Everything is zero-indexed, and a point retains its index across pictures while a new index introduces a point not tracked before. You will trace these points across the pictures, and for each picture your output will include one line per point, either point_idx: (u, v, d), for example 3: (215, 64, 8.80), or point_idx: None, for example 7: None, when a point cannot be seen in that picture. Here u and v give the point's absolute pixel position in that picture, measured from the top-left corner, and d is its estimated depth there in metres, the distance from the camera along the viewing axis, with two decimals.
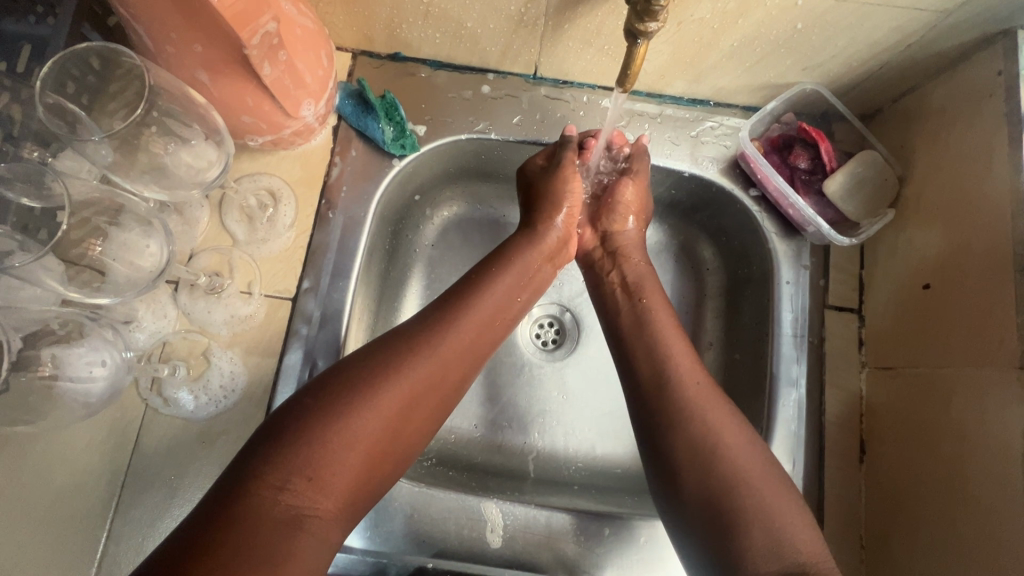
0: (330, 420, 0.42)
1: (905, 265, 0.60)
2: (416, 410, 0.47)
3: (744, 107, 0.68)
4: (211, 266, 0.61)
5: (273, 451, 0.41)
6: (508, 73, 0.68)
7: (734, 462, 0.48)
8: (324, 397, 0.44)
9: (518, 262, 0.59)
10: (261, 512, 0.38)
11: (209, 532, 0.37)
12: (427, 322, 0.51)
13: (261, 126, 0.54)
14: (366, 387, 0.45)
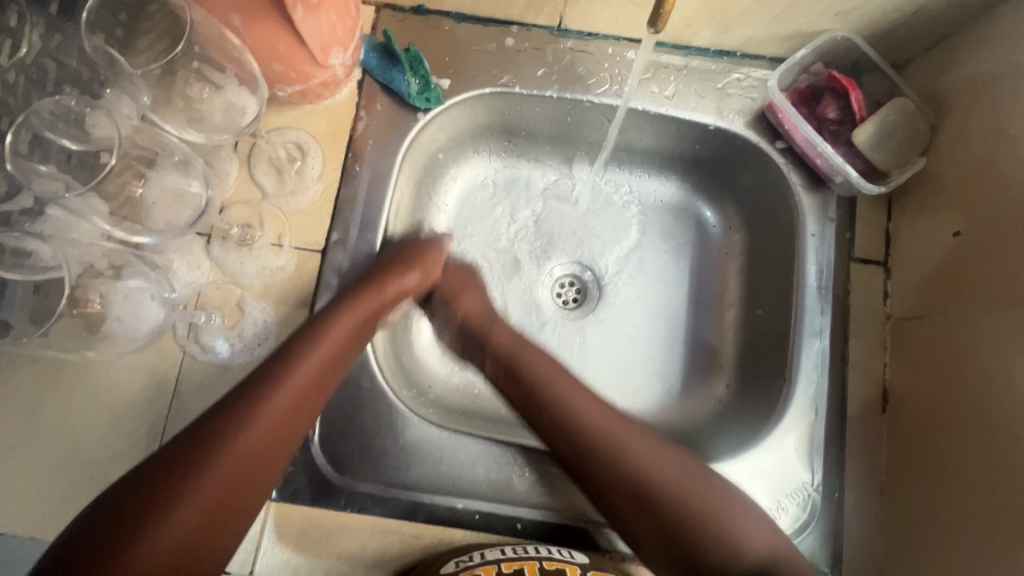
0: (221, 461, 0.43)
1: (936, 214, 0.59)
2: (286, 436, 0.48)
3: (771, 58, 0.67)
4: (243, 218, 0.63)
5: (172, 465, 0.42)
6: (532, 26, 0.68)
7: (653, 485, 0.50)
8: (191, 440, 0.44)
9: (368, 311, 0.58)
10: (177, 522, 0.40)
11: (125, 550, 0.38)
12: (297, 348, 0.52)
13: (290, 75, 0.55)
14: (272, 404, 0.47)
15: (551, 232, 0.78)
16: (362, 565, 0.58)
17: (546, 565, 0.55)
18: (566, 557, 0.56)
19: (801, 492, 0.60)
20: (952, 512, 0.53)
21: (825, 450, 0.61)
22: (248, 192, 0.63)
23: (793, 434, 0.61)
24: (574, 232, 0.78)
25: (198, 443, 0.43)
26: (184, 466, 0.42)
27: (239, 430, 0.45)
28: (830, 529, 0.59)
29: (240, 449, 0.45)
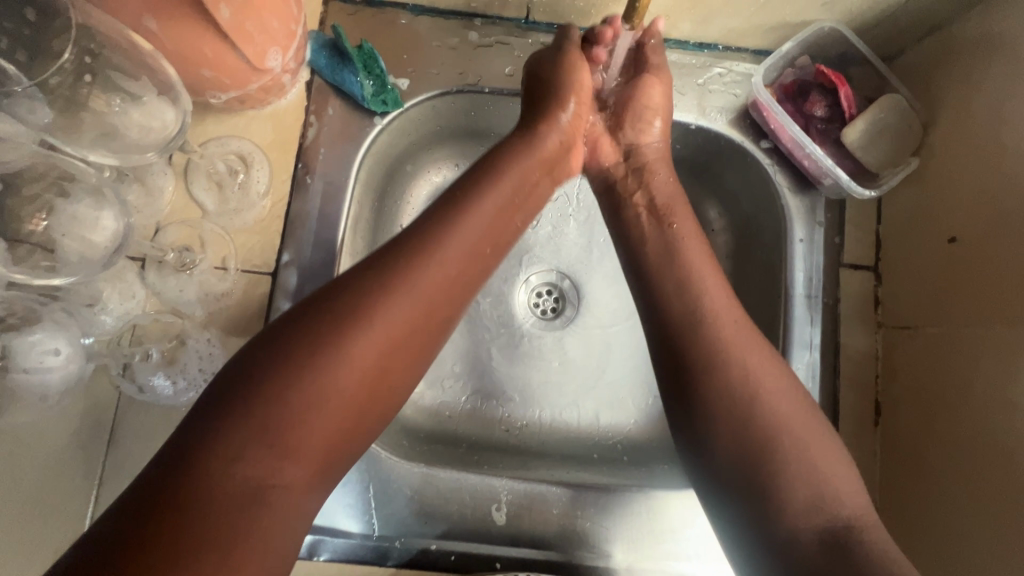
0: (392, 297, 0.41)
1: (934, 218, 0.55)
2: (401, 356, 0.42)
3: (754, 52, 0.63)
4: (180, 240, 0.56)
5: (385, 277, 0.42)
6: (496, 19, 0.62)
7: (776, 410, 0.43)
8: (288, 344, 0.38)
9: (517, 169, 0.52)
10: (374, 333, 0.40)
11: (327, 344, 0.38)
12: (402, 255, 0.43)
13: (223, 81, 0.49)
14: (447, 257, 0.44)
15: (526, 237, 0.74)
16: None
17: None
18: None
19: None
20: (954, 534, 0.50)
21: None
22: (186, 211, 0.57)
23: None
24: (550, 239, 0.74)
25: (411, 251, 0.43)
26: (394, 272, 0.42)
27: (433, 249, 0.44)
28: None
29: (441, 274, 0.44)
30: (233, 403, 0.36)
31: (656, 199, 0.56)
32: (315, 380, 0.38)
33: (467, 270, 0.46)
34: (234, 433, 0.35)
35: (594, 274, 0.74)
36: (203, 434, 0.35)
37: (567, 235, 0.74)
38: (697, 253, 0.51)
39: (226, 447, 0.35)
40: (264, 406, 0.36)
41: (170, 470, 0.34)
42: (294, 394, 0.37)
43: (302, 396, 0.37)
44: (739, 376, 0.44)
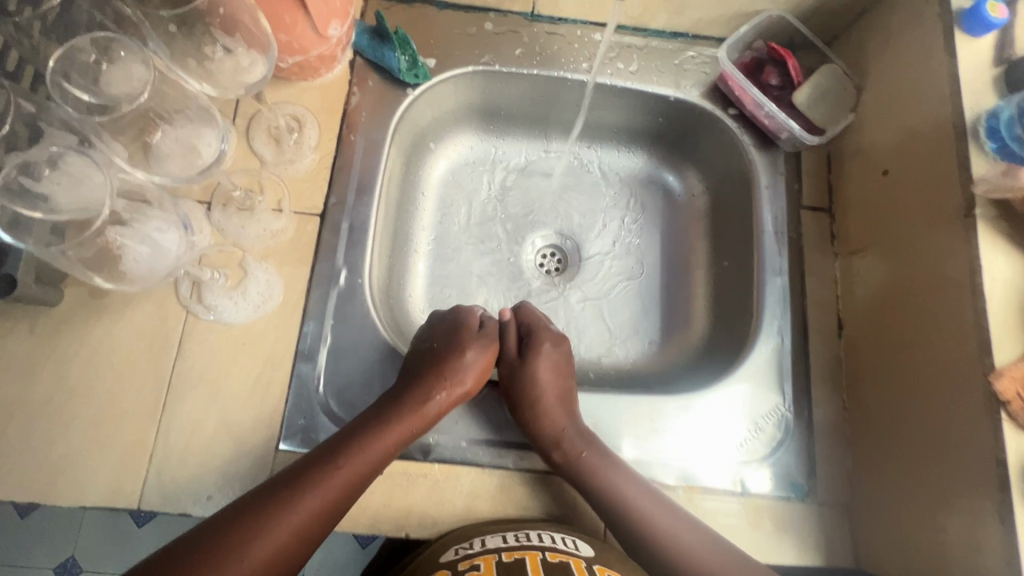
0: (341, 474, 0.53)
1: (868, 159, 0.67)
2: (345, 506, 0.53)
3: (717, 40, 0.77)
4: (243, 185, 0.66)
5: (337, 458, 0.54)
6: (508, 13, 0.75)
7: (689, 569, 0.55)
8: (249, 505, 0.49)
9: (423, 386, 0.61)
10: (331, 479, 0.52)
11: (294, 496, 0.50)
12: (343, 441, 0.55)
13: (293, 46, 0.60)
14: (395, 431, 0.57)
15: (533, 204, 0.85)
16: (367, 510, 0.58)
17: (548, 555, 0.53)
18: (571, 548, 0.55)
19: (774, 414, 0.66)
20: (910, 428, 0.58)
21: (792, 376, 0.67)
22: (247, 161, 0.67)
23: (761, 367, 0.67)
24: (554, 205, 0.85)
25: (362, 432, 0.56)
26: (344, 456, 0.54)
27: (381, 431, 0.56)
28: (802, 447, 0.65)
29: (383, 447, 0.56)
30: (203, 544, 0.46)
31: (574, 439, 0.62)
32: (262, 532, 0.48)
33: (408, 438, 0.58)
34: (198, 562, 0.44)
35: (594, 234, 0.84)
36: (188, 548, 0.45)
37: (569, 199, 0.85)
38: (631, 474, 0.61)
39: (208, 543, 0.46)
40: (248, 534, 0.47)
41: (157, 564, 0.44)
42: (266, 528, 0.48)
43: (253, 550, 0.47)
44: (662, 539, 0.57)
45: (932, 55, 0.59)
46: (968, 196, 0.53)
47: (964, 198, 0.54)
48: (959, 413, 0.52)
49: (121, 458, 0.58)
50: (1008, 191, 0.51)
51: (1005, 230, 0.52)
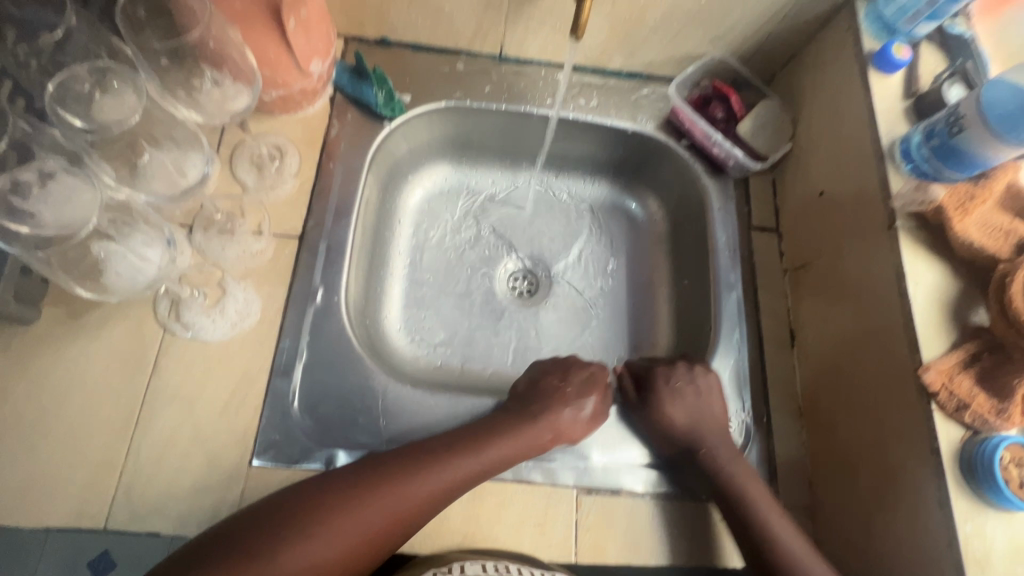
0: (405, 493, 0.53)
1: (807, 182, 0.74)
2: (409, 525, 0.54)
3: (668, 80, 0.85)
4: (225, 209, 0.69)
5: (435, 461, 0.57)
6: (478, 54, 0.82)
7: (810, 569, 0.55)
8: (321, 499, 0.51)
9: (530, 424, 0.63)
10: (421, 484, 0.55)
11: (385, 487, 0.53)
12: (440, 454, 0.57)
13: (276, 81, 0.65)
14: (489, 454, 0.59)
15: (506, 229, 0.89)
16: None
17: None
18: None
19: (734, 420, 0.69)
20: (854, 429, 0.61)
21: (750, 383, 0.71)
22: (229, 187, 0.70)
23: (719, 375, 0.71)
24: (526, 230, 0.90)
25: (474, 442, 0.59)
26: (447, 461, 0.57)
27: (484, 448, 0.59)
28: (764, 452, 0.67)
29: (471, 469, 0.58)
30: (267, 528, 0.48)
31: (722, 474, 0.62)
32: (330, 529, 0.49)
33: (498, 463, 0.59)
34: (266, 544, 0.47)
35: (563, 258, 0.89)
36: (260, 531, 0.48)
37: (538, 225, 0.90)
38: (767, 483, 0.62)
39: (272, 531, 0.48)
40: (333, 515, 0.50)
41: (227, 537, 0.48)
42: (357, 511, 0.51)
43: (319, 541, 0.49)
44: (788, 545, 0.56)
45: (851, 90, 0.67)
46: (890, 210, 0.59)
47: (887, 211, 0.60)
48: (904, 416, 0.55)
49: (91, 476, 0.57)
50: (920, 205, 0.57)
51: (924, 238, 0.58)
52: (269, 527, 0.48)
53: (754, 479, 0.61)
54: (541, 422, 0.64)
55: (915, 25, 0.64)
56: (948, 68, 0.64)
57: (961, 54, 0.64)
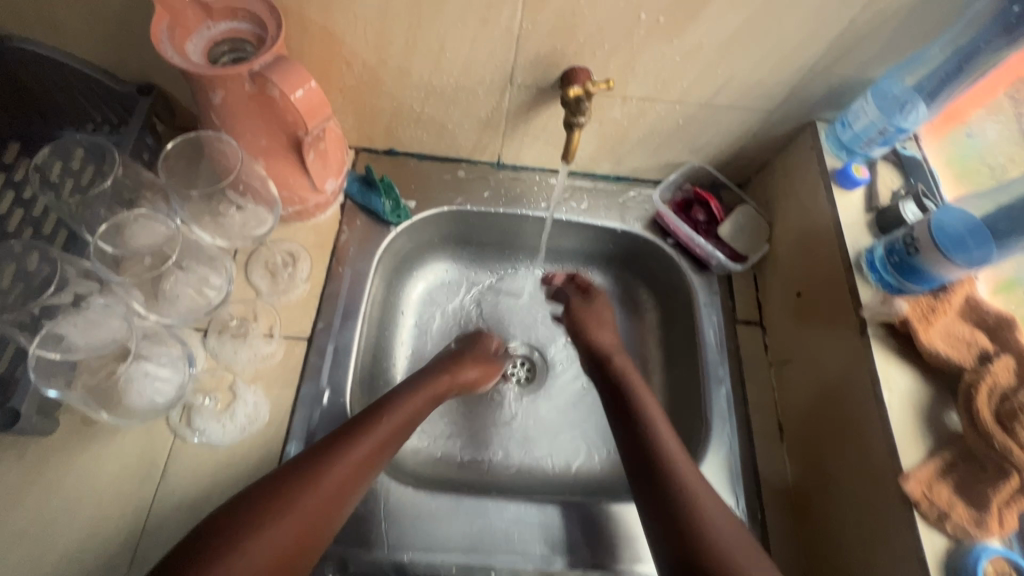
0: (314, 482, 0.56)
1: (786, 280, 0.78)
2: (344, 495, 0.57)
3: (654, 182, 0.92)
4: (238, 314, 0.73)
5: (335, 449, 0.59)
6: (477, 162, 0.89)
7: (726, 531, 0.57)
8: (250, 506, 0.53)
9: (400, 399, 0.66)
10: (344, 460, 0.58)
11: (304, 483, 0.56)
12: (313, 451, 0.59)
13: (293, 199, 0.70)
14: (394, 417, 0.64)
15: (503, 318, 0.93)
16: None
17: None
18: None
19: None
20: (852, 521, 0.62)
21: (743, 480, 0.72)
22: (244, 292, 0.74)
23: (712, 472, 0.72)
24: (522, 319, 0.94)
25: (351, 429, 0.61)
26: (342, 448, 0.59)
27: (369, 432, 0.61)
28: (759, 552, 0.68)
29: (378, 449, 0.61)
30: (209, 544, 0.51)
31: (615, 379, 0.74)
32: (261, 530, 0.52)
33: (390, 440, 0.63)
34: (205, 560, 0.50)
35: (559, 346, 0.92)
36: (201, 549, 0.50)
37: (535, 315, 0.94)
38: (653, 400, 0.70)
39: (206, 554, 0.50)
40: (272, 514, 0.53)
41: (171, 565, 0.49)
42: (302, 500, 0.55)
43: (250, 545, 0.51)
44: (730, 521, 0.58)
45: (820, 202, 0.74)
46: (861, 319, 0.64)
47: (858, 318, 0.64)
48: (890, 522, 0.57)
49: None
50: (888, 316, 0.62)
51: (896, 347, 0.62)
52: (207, 542, 0.51)
53: (685, 462, 0.63)
54: (416, 397, 0.68)
55: (871, 148, 0.71)
56: (903, 186, 0.71)
57: (913, 175, 0.71)
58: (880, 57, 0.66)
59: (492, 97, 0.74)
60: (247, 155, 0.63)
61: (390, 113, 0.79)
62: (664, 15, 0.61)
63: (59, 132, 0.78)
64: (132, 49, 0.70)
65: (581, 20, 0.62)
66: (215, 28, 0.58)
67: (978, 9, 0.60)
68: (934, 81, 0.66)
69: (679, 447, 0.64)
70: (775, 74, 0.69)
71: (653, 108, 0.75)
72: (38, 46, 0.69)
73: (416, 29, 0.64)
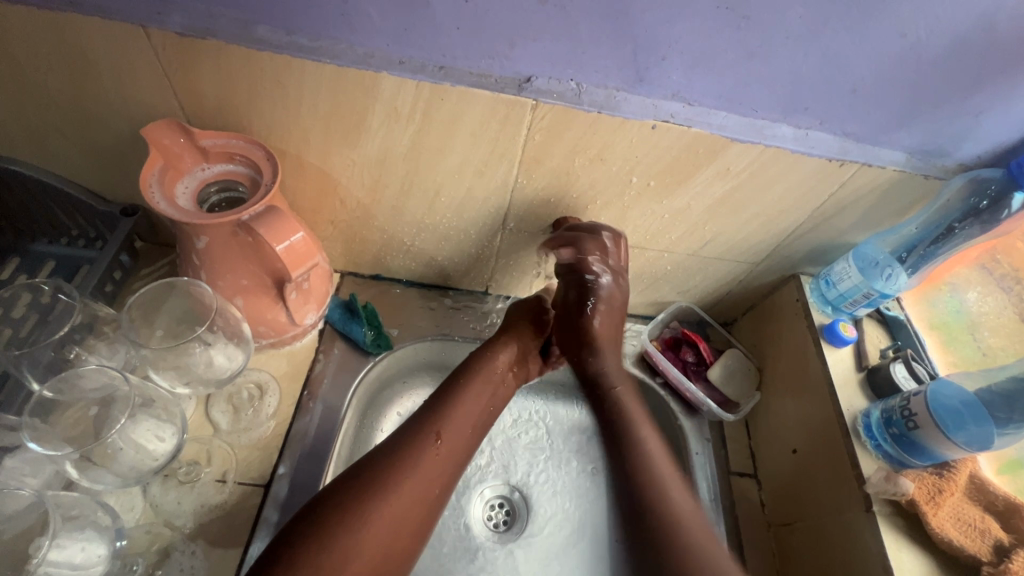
0: (433, 448, 0.59)
1: (781, 433, 0.75)
2: (452, 462, 0.60)
3: (643, 317, 0.90)
4: (190, 455, 0.66)
5: (426, 431, 0.60)
6: (464, 290, 0.87)
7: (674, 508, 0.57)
8: (376, 467, 0.57)
9: (485, 367, 0.69)
10: (456, 430, 0.62)
11: (408, 459, 0.58)
12: (419, 417, 0.62)
13: (269, 332, 0.67)
14: (477, 386, 0.66)
15: (482, 454, 0.86)
16: None
17: None
18: None
19: None
20: None
21: None
22: (201, 430, 0.68)
23: None
24: (501, 454, 0.86)
25: (431, 416, 0.62)
26: (452, 412, 0.63)
27: (438, 428, 0.61)
28: None
29: (450, 457, 0.60)
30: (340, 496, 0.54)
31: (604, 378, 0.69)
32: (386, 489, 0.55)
33: (465, 437, 0.62)
34: (344, 507, 0.53)
35: (542, 488, 0.85)
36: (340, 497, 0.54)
37: (516, 450, 0.87)
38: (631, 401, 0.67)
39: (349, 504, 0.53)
40: (378, 498, 0.54)
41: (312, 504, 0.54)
42: (416, 467, 0.57)
43: (390, 493, 0.55)
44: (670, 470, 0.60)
45: (809, 356, 0.73)
46: (865, 493, 0.61)
47: (864, 492, 0.61)
48: None
49: None
50: (894, 494, 0.59)
51: (901, 529, 0.59)
52: (337, 492, 0.54)
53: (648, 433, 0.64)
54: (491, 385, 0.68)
55: (855, 308, 0.73)
56: (891, 346, 0.72)
57: (900, 336, 0.73)
58: (857, 226, 0.69)
59: (483, 237, 0.75)
60: (223, 296, 0.60)
61: (381, 244, 0.77)
62: (653, 180, 0.63)
63: (30, 245, 0.75)
64: (121, 178, 0.69)
65: (574, 180, 0.64)
66: (209, 170, 0.58)
67: (947, 197, 0.64)
68: (911, 254, 0.70)
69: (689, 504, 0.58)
70: (760, 234, 0.71)
71: (641, 255, 0.76)
72: (34, 171, 0.67)
73: (413, 177, 0.65)
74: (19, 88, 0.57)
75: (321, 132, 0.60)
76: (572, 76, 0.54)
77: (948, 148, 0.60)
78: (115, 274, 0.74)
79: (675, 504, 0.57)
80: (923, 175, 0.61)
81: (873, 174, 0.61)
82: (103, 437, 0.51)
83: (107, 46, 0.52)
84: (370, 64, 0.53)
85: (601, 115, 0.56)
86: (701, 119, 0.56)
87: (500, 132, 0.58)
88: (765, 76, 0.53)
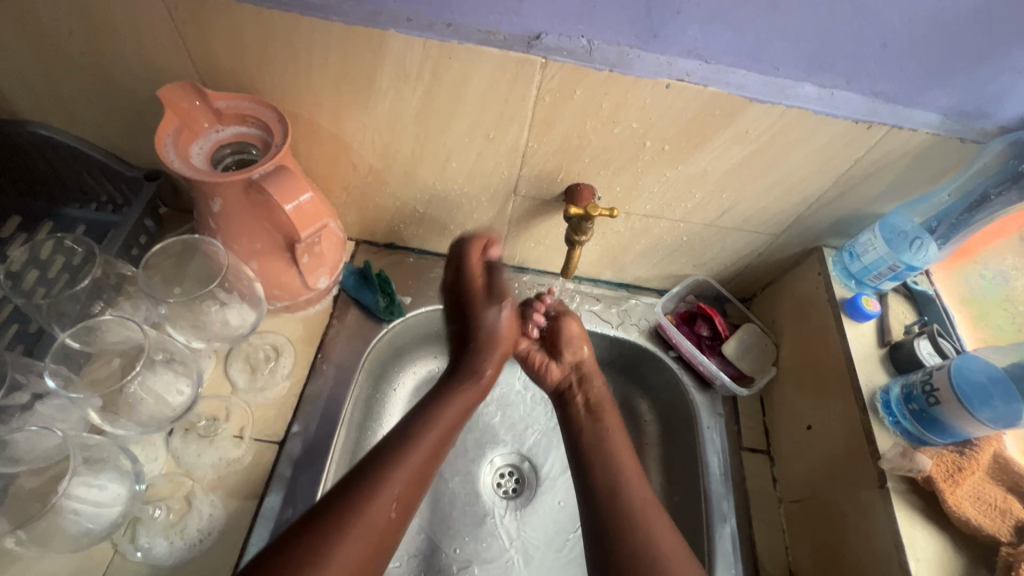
0: (360, 527, 0.55)
1: (797, 410, 0.73)
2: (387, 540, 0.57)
3: (658, 290, 0.88)
4: (209, 410, 0.68)
5: (354, 505, 0.56)
6: (477, 261, 0.87)
7: (634, 505, 0.62)
8: (304, 541, 0.52)
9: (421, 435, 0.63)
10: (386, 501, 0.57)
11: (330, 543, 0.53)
12: (354, 484, 0.57)
13: (282, 295, 0.68)
14: (417, 450, 0.62)
15: (492, 424, 0.87)
16: None
17: None
18: None
19: None
20: None
21: None
22: (220, 387, 0.71)
23: None
24: (512, 424, 0.88)
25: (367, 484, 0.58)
26: (387, 473, 0.59)
27: (384, 485, 0.58)
28: None
29: (382, 531, 0.56)
30: None
31: (591, 397, 0.73)
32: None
33: (405, 502, 0.59)
34: None
35: (551, 458, 0.86)
36: None
37: (528, 420, 0.88)
38: (613, 414, 0.71)
39: None
40: None
41: None
42: (334, 555, 0.52)
43: None
44: (609, 470, 0.65)
45: (829, 331, 0.71)
46: (879, 470, 0.59)
47: (878, 468, 0.59)
48: None
49: None
50: (909, 471, 0.58)
51: (916, 506, 0.58)
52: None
53: (620, 446, 0.67)
54: (442, 427, 0.66)
55: (880, 282, 0.70)
56: (917, 322, 0.70)
57: (926, 311, 0.71)
58: (886, 195, 0.66)
59: (495, 205, 0.74)
60: (238, 258, 0.62)
61: (393, 211, 0.78)
62: (668, 144, 0.61)
63: (61, 210, 0.78)
64: (143, 142, 0.70)
65: (586, 144, 0.63)
66: (223, 132, 0.60)
67: (985, 162, 0.61)
68: (943, 223, 0.67)
69: (643, 490, 0.63)
70: (781, 203, 0.68)
71: (656, 225, 0.74)
72: (53, 132, 0.69)
73: (424, 141, 0.65)
74: (41, 52, 0.59)
75: (332, 94, 0.60)
76: (583, 34, 0.52)
77: (988, 109, 0.56)
78: (141, 239, 0.76)
79: (632, 504, 0.62)
80: (960, 139, 0.57)
81: (904, 137, 0.58)
82: (124, 384, 0.53)
83: (121, 8, 0.53)
84: (378, 21, 0.52)
85: (613, 74, 0.54)
86: (718, 78, 0.54)
87: (510, 92, 0.57)
88: (787, 30, 0.50)
